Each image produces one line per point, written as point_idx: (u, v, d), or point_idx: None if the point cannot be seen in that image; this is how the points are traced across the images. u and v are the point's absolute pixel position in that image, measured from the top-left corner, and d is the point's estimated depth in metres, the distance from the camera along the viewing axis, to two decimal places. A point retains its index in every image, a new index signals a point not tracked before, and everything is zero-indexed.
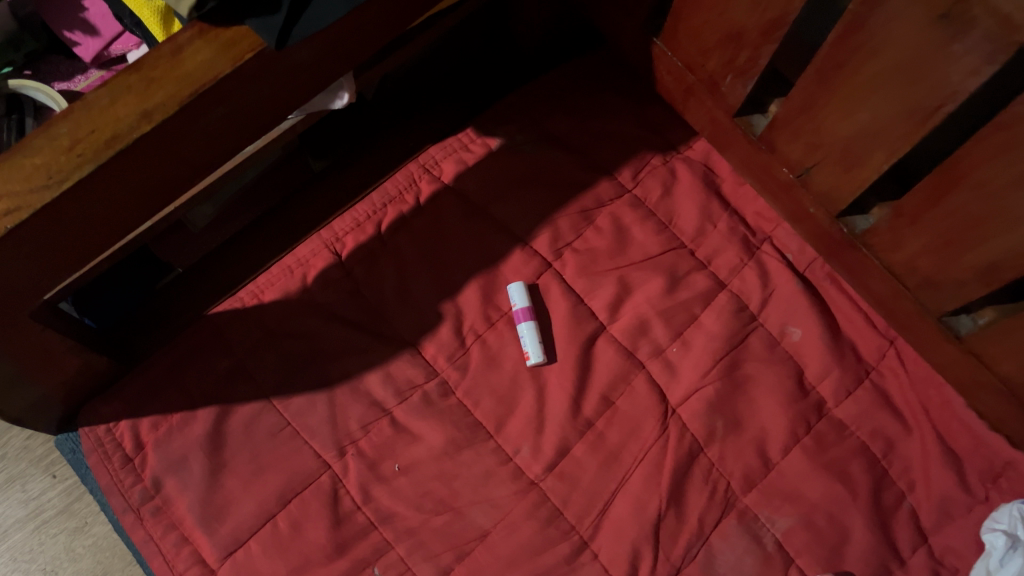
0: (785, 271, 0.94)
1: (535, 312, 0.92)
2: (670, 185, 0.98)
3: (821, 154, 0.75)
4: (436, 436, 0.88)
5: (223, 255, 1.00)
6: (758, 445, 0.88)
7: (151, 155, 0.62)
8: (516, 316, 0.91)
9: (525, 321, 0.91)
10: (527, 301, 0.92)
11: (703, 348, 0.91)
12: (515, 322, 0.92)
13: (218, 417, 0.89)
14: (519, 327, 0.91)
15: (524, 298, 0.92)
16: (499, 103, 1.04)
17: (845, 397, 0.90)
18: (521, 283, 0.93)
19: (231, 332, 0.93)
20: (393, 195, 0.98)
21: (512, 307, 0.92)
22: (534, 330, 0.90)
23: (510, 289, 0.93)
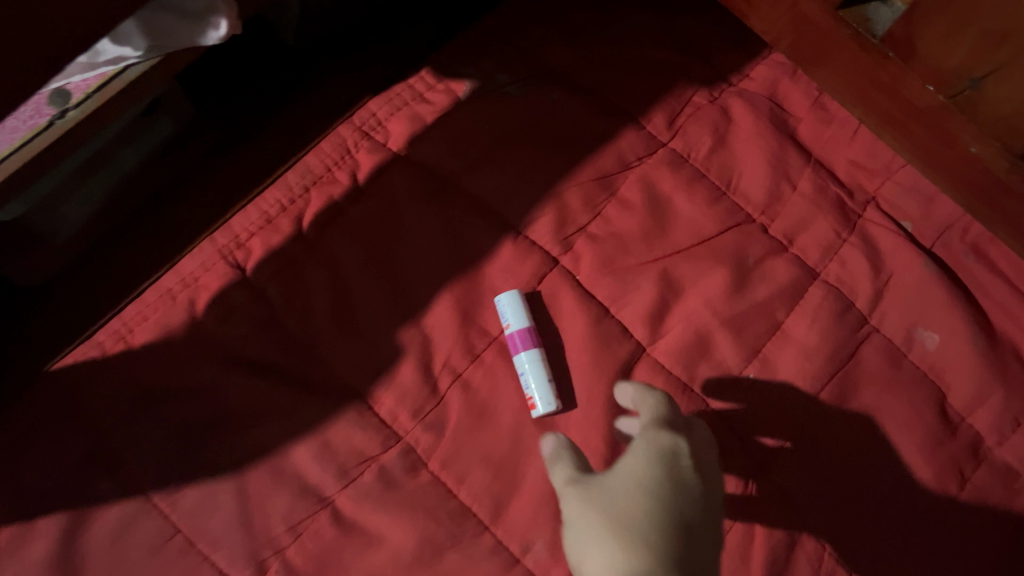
0: (906, 247, 0.63)
1: (538, 334, 0.61)
2: (722, 132, 0.67)
3: (1009, 54, 0.44)
4: (402, 535, 0.58)
5: (89, 273, 0.69)
6: (894, 514, 0.57)
7: None
8: (511, 342, 0.60)
9: (525, 349, 0.60)
10: (526, 318, 0.61)
11: (795, 372, 0.61)
12: (510, 352, 0.61)
13: (69, 531, 0.57)
14: (517, 358, 0.60)
15: (520, 314, 0.61)
16: (468, 31, 0.73)
17: (1012, 432, 0.60)
18: (515, 291, 0.62)
19: (87, 395, 0.61)
20: (319, 174, 0.67)
21: (502, 328, 0.61)
22: (538, 362, 0.60)
23: (499, 299, 0.62)
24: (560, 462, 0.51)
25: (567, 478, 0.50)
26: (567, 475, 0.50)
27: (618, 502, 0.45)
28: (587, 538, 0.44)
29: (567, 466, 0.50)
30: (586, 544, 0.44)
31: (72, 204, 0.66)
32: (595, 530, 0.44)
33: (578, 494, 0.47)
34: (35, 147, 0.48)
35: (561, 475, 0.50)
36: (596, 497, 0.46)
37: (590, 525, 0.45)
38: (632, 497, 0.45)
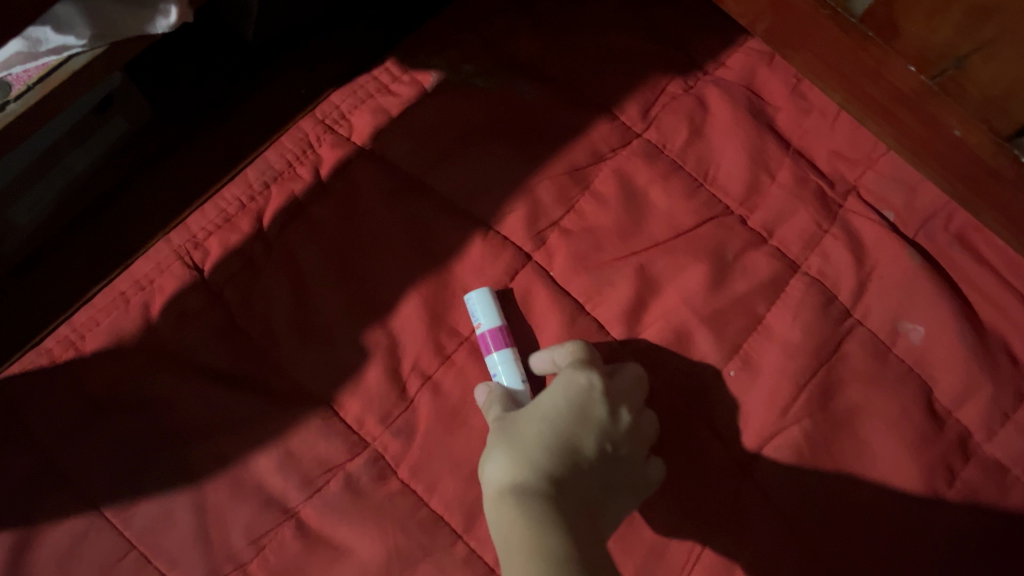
0: (889, 238, 0.61)
1: (510, 333, 0.58)
2: (698, 122, 0.65)
3: (994, 29, 0.42)
4: (370, 548, 0.55)
5: (36, 279, 0.66)
6: (880, 516, 0.56)
7: None
8: (483, 342, 0.58)
9: (498, 349, 0.57)
10: (497, 316, 0.58)
11: (777, 368, 0.58)
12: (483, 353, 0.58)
13: (14, 551, 0.54)
14: (489, 359, 0.57)
15: (491, 313, 0.58)
16: (435, 21, 0.70)
17: (1001, 427, 0.58)
18: (484, 289, 0.59)
19: (33, 405, 0.58)
20: (280, 171, 0.64)
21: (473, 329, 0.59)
22: (513, 361, 0.57)
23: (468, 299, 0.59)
24: (491, 397, 0.54)
25: (492, 412, 0.52)
26: (494, 409, 0.52)
27: (519, 428, 0.48)
28: (489, 455, 0.47)
29: (495, 401, 0.53)
30: (486, 459, 0.47)
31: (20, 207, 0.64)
32: (495, 449, 0.47)
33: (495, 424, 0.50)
34: None
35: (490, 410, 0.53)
36: (506, 424, 0.49)
37: (493, 445, 0.48)
38: (529, 424, 0.47)
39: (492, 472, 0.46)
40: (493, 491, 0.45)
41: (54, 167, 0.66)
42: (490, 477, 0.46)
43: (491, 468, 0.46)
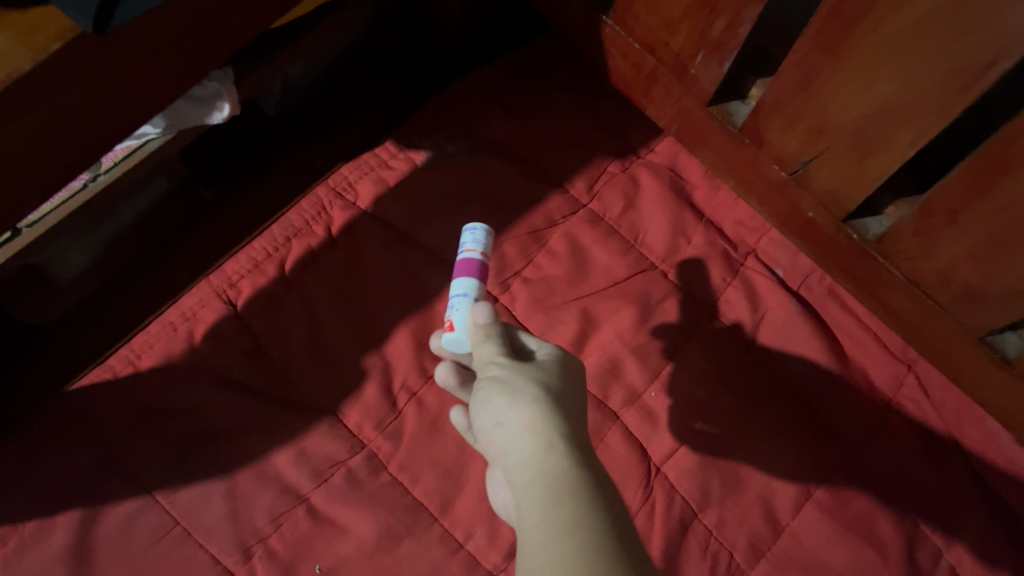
0: (777, 291, 0.78)
1: (485, 271, 0.62)
2: (633, 196, 0.82)
3: (823, 143, 0.60)
4: (366, 526, 0.70)
5: (96, 313, 0.81)
6: (765, 505, 0.71)
7: None
8: (461, 265, 0.62)
9: (466, 274, 0.61)
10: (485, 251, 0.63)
11: (688, 390, 0.75)
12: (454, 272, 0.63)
13: (83, 524, 0.68)
14: (456, 278, 0.61)
15: (481, 247, 0.63)
16: (425, 109, 0.88)
17: (861, 438, 0.74)
18: (486, 228, 0.65)
19: (98, 411, 0.73)
20: (299, 227, 0.81)
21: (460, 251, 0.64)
22: (472, 289, 0.60)
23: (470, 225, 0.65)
24: (477, 330, 0.54)
25: (482, 349, 0.52)
26: (483, 345, 0.53)
27: (539, 383, 0.49)
28: (507, 400, 0.48)
29: (484, 335, 0.53)
30: (514, 400, 0.47)
31: (78, 252, 0.81)
32: (517, 394, 0.48)
33: (501, 367, 0.50)
34: (69, 207, 0.66)
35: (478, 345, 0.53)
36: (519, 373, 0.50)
37: (511, 390, 0.48)
38: (550, 385, 0.49)
39: (517, 417, 0.46)
40: (522, 438, 0.45)
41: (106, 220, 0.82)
42: (516, 421, 0.46)
43: (518, 415, 0.47)
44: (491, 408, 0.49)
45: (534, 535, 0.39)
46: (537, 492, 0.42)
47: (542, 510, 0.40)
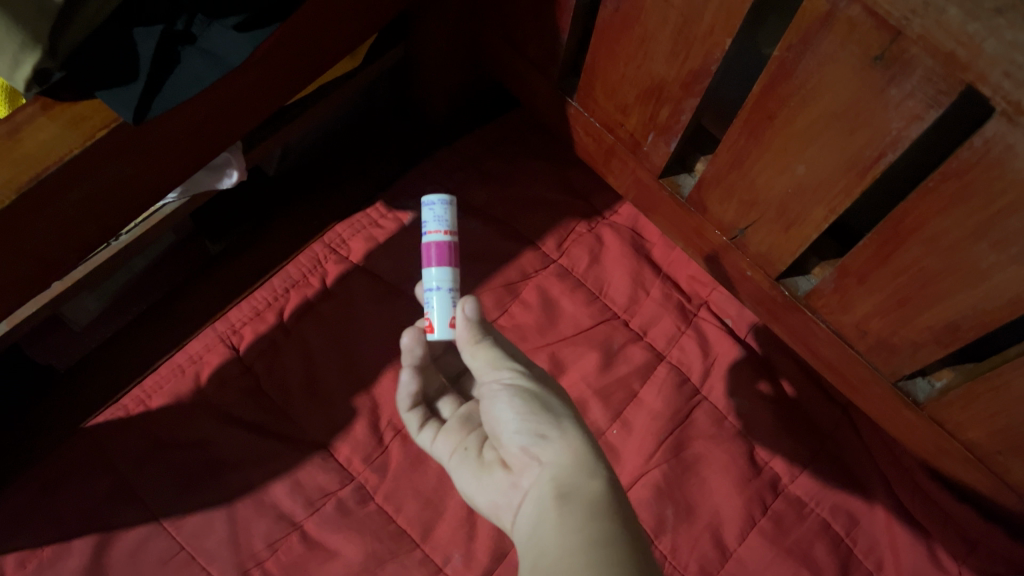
0: (726, 339, 0.87)
1: (454, 253, 0.66)
2: (598, 252, 0.92)
3: (755, 213, 0.69)
4: (354, 550, 0.77)
5: (108, 357, 0.89)
6: (713, 532, 0.79)
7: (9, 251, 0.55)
8: (432, 255, 0.65)
9: (439, 263, 0.64)
10: (451, 232, 0.65)
11: (646, 428, 0.83)
12: (422, 259, 0.65)
13: (98, 547, 0.75)
14: (428, 270, 0.65)
15: (446, 228, 0.65)
16: (411, 173, 0.97)
17: (800, 472, 0.82)
18: (448, 201, 0.66)
19: (113, 445, 0.80)
20: (296, 279, 0.89)
21: (424, 232, 0.65)
22: (449, 279, 0.65)
23: (429, 200, 0.66)
24: (486, 339, 0.60)
25: (502, 360, 0.58)
26: (499, 355, 0.58)
27: (569, 410, 0.56)
28: (546, 417, 0.54)
29: (496, 347, 0.59)
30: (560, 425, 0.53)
31: (92, 301, 0.89)
32: (554, 415, 0.55)
33: (532, 385, 0.57)
34: (95, 262, 0.75)
35: (491, 353, 0.59)
36: (548, 396, 0.56)
37: (550, 409, 0.55)
38: (579, 413, 0.56)
39: (563, 435, 0.53)
40: (564, 454, 0.52)
41: (120, 269, 0.88)
42: (559, 438, 0.53)
43: (559, 432, 0.53)
44: (526, 419, 0.54)
45: (578, 532, 0.45)
46: (580, 501, 0.48)
47: (586, 515, 0.46)
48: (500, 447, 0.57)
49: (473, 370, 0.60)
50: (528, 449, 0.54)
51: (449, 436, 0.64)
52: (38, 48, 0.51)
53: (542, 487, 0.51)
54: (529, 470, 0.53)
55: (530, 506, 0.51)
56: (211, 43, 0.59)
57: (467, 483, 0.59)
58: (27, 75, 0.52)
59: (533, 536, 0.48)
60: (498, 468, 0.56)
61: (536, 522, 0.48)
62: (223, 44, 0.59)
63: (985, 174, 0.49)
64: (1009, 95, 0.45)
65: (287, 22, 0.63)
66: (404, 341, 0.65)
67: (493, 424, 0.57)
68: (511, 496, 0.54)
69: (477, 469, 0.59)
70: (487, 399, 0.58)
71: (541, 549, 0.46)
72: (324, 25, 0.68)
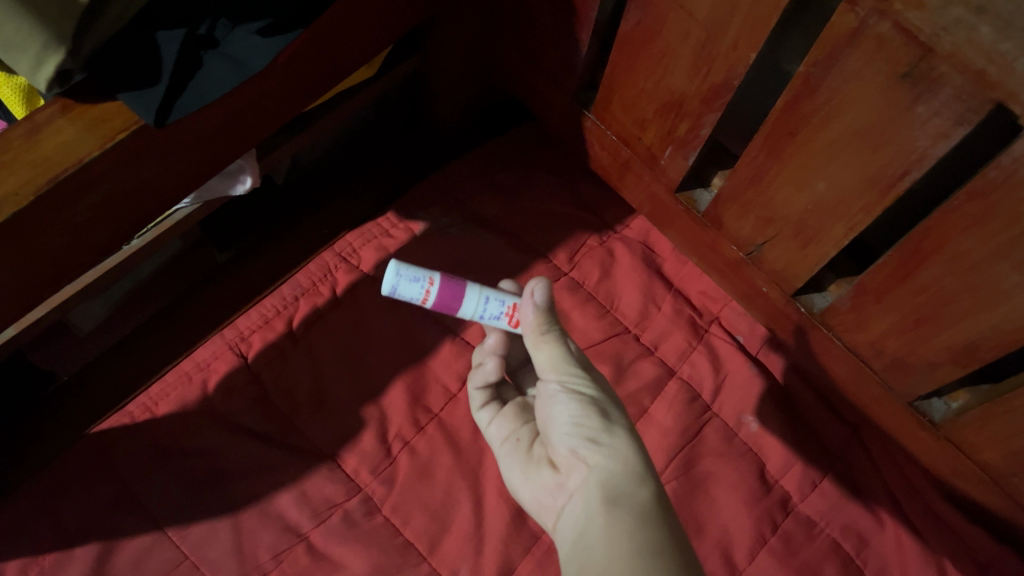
0: (737, 356, 0.87)
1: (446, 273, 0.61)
2: (609, 266, 0.92)
3: (772, 229, 0.69)
4: (360, 563, 0.76)
5: (116, 362, 0.88)
6: (723, 551, 0.78)
7: (23, 254, 0.54)
8: (452, 306, 0.60)
9: (462, 294, 0.60)
10: (429, 275, 0.60)
11: (656, 444, 0.82)
12: (451, 310, 0.61)
13: (100, 556, 0.74)
14: (467, 307, 0.61)
15: (422, 277, 0.59)
16: (422, 184, 0.97)
17: (811, 491, 0.82)
18: (396, 263, 0.59)
19: (118, 452, 0.79)
20: (306, 287, 0.89)
21: (424, 301, 0.60)
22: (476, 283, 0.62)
23: (388, 283, 0.59)
24: (551, 332, 0.59)
25: (563, 360, 0.58)
26: (562, 354, 0.58)
27: (623, 417, 0.56)
28: (599, 423, 0.55)
29: (560, 343, 0.58)
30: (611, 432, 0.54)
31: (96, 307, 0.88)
32: (608, 422, 0.55)
33: (591, 390, 0.57)
34: (106, 266, 0.74)
35: (553, 352, 0.58)
36: (606, 402, 0.57)
37: (605, 416, 0.55)
38: (632, 420, 0.56)
39: (614, 442, 0.54)
40: (612, 460, 0.53)
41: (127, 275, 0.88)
42: (609, 444, 0.54)
43: (612, 439, 0.54)
44: (578, 423, 0.55)
45: (625, 538, 0.46)
46: (627, 508, 0.49)
47: (633, 522, 0.48)
48: (550, 445, 0.58)
49: (534, 363, 0.60)
50: (577, 451, 0.55)
51: (502, 428, 0.66)
52: (61, 48, 0.50)
53: (589, 491, 0.52)
54: (576, 472, 0.54)
55: (575, 509, 0.52)
56: (234, 47, 0.59)
57: (515, 475, 0.62)
58: (49, 76, 0.51)
59: (579, 540, 0.49)
60: (547, 466, 0.58)
61: (583, 524, 0.50)
62: (245, 48, 0.59)
63: (1012, 195, 0.49)
64: None
65: (309, 28, 0.63)
66: (486, 338, 0.66)
67: (547, 421, 0.59)
68: (557, 496, 0.56)
69: (526, 463, 0.60)
70: (545, 396, 0.59)
71: (587, 552, 0.47)
72: (344, 33, 0.68)
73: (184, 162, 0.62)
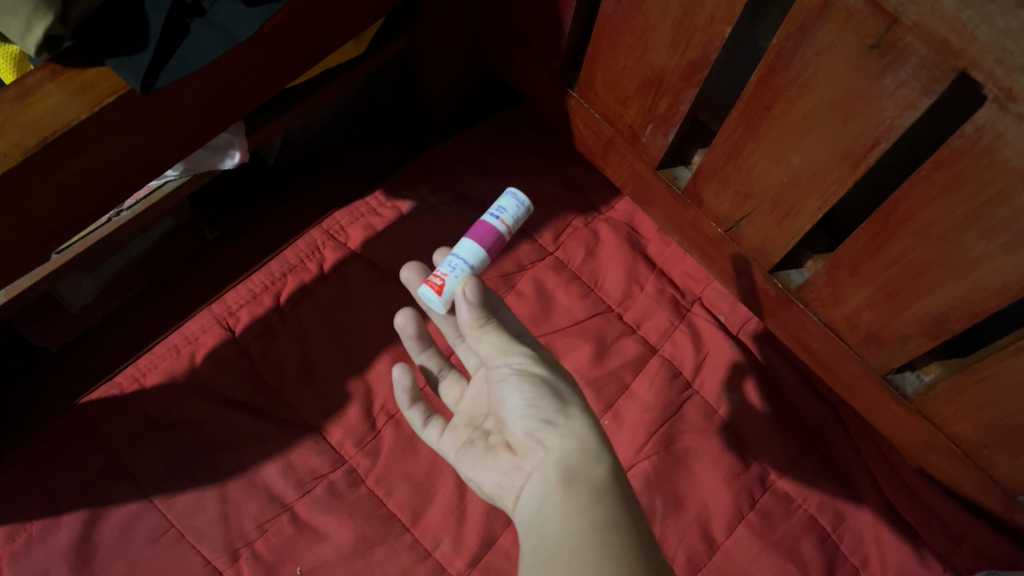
0: (718, 334, 0.88)
1: (496, 247, 0.62)
2: (594, 246, 0.93)
3: (750, 205, 0.71)
4: (343, 532, 0.77)
5: (103, 337, 0.89)
6: (702, 524, 0.79)
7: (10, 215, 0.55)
8: (475, 225, 0.61)
9: (476, 242, 0.61)
10: (507, 227, 0.62)
11: (637, 420, 0.84)
12: (469, 231, 0.62)
13: (88, 523, 0.75)
14: (466, 240, 0.61)
15: (509, 223, 0.62)
16: (411, 165, 0.99)
17: (788, 467, 0.83)
18: (525, 204, 0.63)
19: (106, 422, 0.80)
20: (294, 264, 0.90)
21: (485, 214, 0.63)
22: (477, 259, 0.60)
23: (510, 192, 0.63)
24: (491, 324, 0.57)
25: (509, 345, 0.56)
26: (507, 340, 0.56)
27: (576, 396, 0.55)
28: (553, 403, 0.53)
29: (501, 331, 0.57)
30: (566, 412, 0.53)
31: (90, 283, 0.86)
32: (562, 402, 0.54)
33: (543, 371, 0.55)
34: (94, 237, 0.75)
35: (498, 338, 0.56)
36: (558, 382, 0.55)
37: (558, 395, 0.54)
38: (587, 400, 0.55)
39: (570, 423, 0.52)
40: (569, 440, 0.51)
41: (119, 251, 0.87)
42: (565, 425, 0.52)
43: (567, 419, 0.52)
44: (532, 406, 0.54)
45: (582, 515, 0.45)
46: (584, 484, 0.48)
47: (590, 498, 0.47)
48: (504, 429, 0.56)
49: (478, 354, 0.58)
50: (533, 434, 0.53)
51: (456, 432, 0.63)
52: (50, 12, 0.52)
53: (546, 471, 0.51)
54: (532, 453, 0.53)
55: (533, 490, 0.51)
56: (220, 17, 0.60)
57: (467, 463, 0.59)
58: (38, 40, 0.53)
59: (537, 519, 0.48)
60: (503, 450, 0.56)
61: (539, 502, 0.49)
62: (232, 18, 0.60)
63: (976, 163, 0.50)
64: (1001, 82, 0.46)
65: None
66: (399, 323, 0.66)
67: (499, 407, 0.57)
68: (514, 479, 0.54)
69: (481, 450, 0.58)
70: (494, 382, 0.57)
71: (544, 532, 0.46)
72: (329, 6, 0.69)
73: (170, 130, 0.63)
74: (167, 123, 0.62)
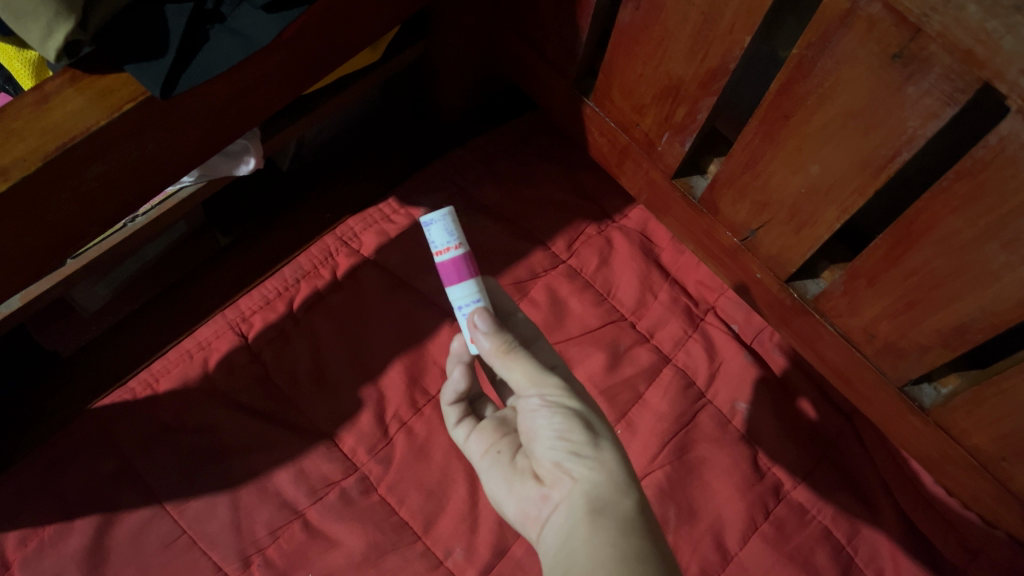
0: (732, 344, 0.88)
1: (473, 260, 0.59)
2: (607, 254, 0.93)
3: (767, 214, 0.70)
4: (355, 540, 0.77)
5: (116, 340, 0.89)
6: (715, 535, 0.79)
7: (27, 220, 0.55)
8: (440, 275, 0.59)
9: (459, 282, 0.59)
10: (456, 244, 0.58)
11: (651, 430, 0.83)
12: (443, 277, 0.59)
13: (100, 528, 0.75)
14: (451, 290, 0.59)
15: (454, 240, 0.58)
16: (424, 172, 0.99)
17: (803, 478, 0.82)
18: (446, 212, 0.58)
19: (120, 426, 0.80)
20: (307, 269, 0.90)
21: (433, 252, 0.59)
22: (477, 294, 0.59)
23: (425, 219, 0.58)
24: (519, 353, 0.56)
25: (540, 375, 0.55)
26: (537, 369, 0.56)
27: (606, 428, 0.54)
28: (583, 434, 0.53)
29: (531, 360, 0.56)
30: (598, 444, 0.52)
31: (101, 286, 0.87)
32: (592, 433, 0.53)
33: (574, 402, 0.55)
34: (109, 242, 0.75)
35: (528, 367, 0.55)
36: (589, 414, 0.55)
37: (589, 426, 0.53)
38: (615, 431, 0.54)
39: (599, 456, 0.52)
40: (598, 473, 0.51)
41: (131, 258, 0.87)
42: (593, 457, 0.52)
43: (596, 450, 0.52)
44: (561, 436, 0.53)
45: (609, 549, 0.45)
46: (612, 517, 0.48)
47: (618, 531, 0.46)
48: (534, 457, 0.56)
49: (509, 381, 0.57)
50: (561, 464, 0.53)
51: (482, 447, 0.62)
52: (72, 16, 0.52)
53: (574, 501, 0.50)
54: (561, 484, 0.52)
55: (561, 520, 0.50)
56: (240, 23, 0.60)
57: (496, 486, 0.59)
58: (59, 45, 0.52)
59: (564, 549, 0.48)
60: (530, 478, 0.56)
61: (566, 533, 0.49)
62: (251, 24, 0.60)
63: (999, 174, 0.50)
64: None
65: (314, 6, 0.64)
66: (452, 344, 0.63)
67: (529, 435, 0.56)
68: (541, 508, 0.53)
69: (508, 474, 0.58)
70: (525, 410, 0.56)
71: (572, 563, 0.46)
72: (347, 13, 0.69)
73: (188, 135, 0.63)
74: (184, 128, 0.62)
